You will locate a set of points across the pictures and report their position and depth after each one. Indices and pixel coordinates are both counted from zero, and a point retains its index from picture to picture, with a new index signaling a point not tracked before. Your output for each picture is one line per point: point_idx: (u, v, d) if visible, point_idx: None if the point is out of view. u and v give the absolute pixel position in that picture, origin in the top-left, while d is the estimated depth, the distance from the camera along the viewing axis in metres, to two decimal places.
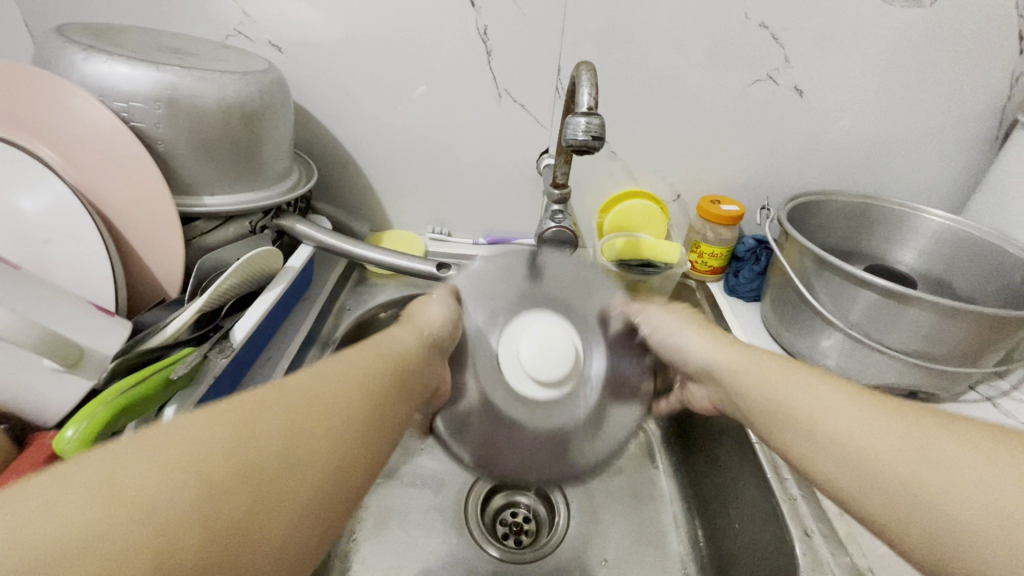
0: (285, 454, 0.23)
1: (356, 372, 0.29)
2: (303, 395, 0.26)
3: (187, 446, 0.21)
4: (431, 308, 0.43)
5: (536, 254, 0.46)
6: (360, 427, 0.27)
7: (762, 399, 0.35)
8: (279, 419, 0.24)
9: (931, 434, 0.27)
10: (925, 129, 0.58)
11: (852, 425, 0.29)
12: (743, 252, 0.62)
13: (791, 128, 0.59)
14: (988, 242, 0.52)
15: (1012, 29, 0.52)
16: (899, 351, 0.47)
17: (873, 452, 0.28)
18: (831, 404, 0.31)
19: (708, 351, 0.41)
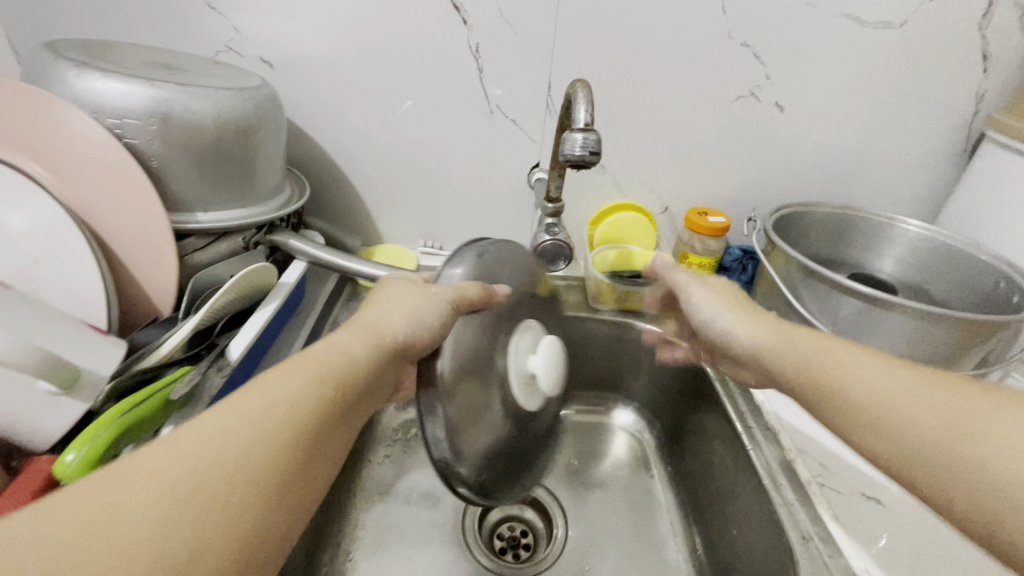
0: (191, 513, 0.20)
1: (289, 398, 0.26)
2: (215, 439, 0.23)
3: (64, 524, 0.18)
4: (395, 306, 0.33)
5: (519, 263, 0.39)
6: (286, 469, 0.24)
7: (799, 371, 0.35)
8: (187, 469, 0.21)
9: (985, 412, 0.27)
10: (899, 142, 0.61)
11: (907, 406, 0.29)
12: (730, 262, 0.64)
13: (773, 142, 0.62)
14: (962, 249, 0.54)
15: (975, 48, 0.55)
16: (885, 355, 0.49)
17: (932, 435, 0.28)
18: (872, 372, 0.32)
19: (755, 332, 0.38)
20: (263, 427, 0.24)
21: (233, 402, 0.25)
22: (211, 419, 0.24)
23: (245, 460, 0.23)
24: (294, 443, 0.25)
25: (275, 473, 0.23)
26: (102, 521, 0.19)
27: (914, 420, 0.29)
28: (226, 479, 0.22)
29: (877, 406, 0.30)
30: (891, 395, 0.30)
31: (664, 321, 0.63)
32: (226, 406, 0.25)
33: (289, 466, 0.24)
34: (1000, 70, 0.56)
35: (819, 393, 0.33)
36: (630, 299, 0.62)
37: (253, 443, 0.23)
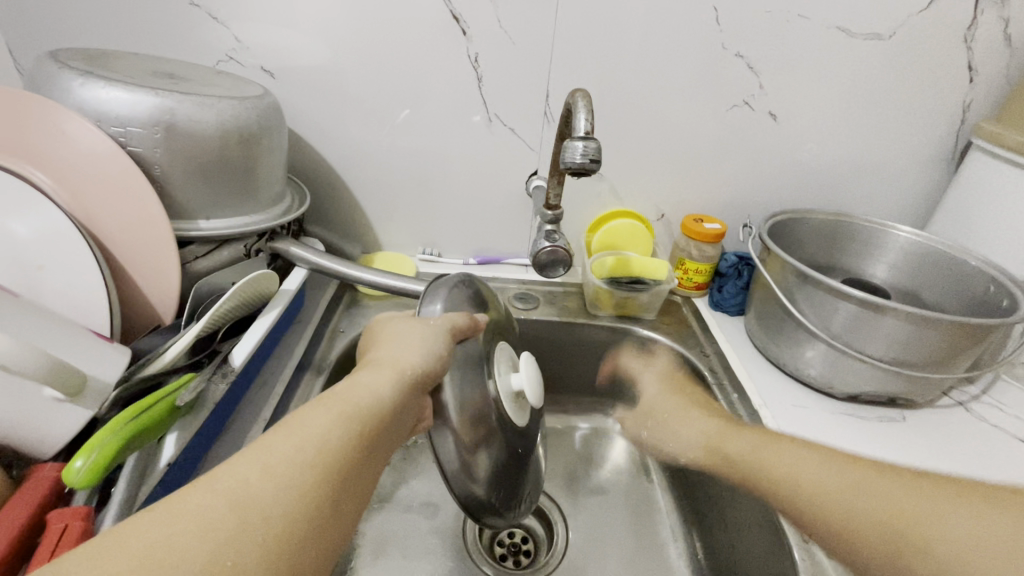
0: (296, 509, 0.24)
1: (347, 409, 0.30)
2: (302, 446, 0.26)
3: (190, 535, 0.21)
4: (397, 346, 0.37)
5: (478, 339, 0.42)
6: (364, 465, 0.28)
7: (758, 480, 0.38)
8: (282, 479, 0.24)
9: (931, 500, 0.30)
10: (888, 151, 0.62)
11: (857, 496, 0.32)
12: (726, 268, 0.65)
13: (766, 150, 0.63)
14: (953, 255, 0.55)
15: (961, 61, 0.57)
16: (879, 359, 0.49)
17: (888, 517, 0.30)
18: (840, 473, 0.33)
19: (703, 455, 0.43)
20: (339, 430, 0.28)
21: (298, 415, 0.28)
22: (282, 431, 0.27)
23: (330, 453, 0.27)
24: (361, 444, 0.29)
25: (354, 463, 0.28)
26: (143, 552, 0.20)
27: (866, 501, 0.31)
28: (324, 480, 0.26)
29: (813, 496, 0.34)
30: (833, 482, 0.33)
31: (661, 327, 0.63)
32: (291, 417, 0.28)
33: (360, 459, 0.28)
34: (985, 81, 0.58)
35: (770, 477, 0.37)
36: (628, 304, 0.63)
37: (330, 438, 0.27)
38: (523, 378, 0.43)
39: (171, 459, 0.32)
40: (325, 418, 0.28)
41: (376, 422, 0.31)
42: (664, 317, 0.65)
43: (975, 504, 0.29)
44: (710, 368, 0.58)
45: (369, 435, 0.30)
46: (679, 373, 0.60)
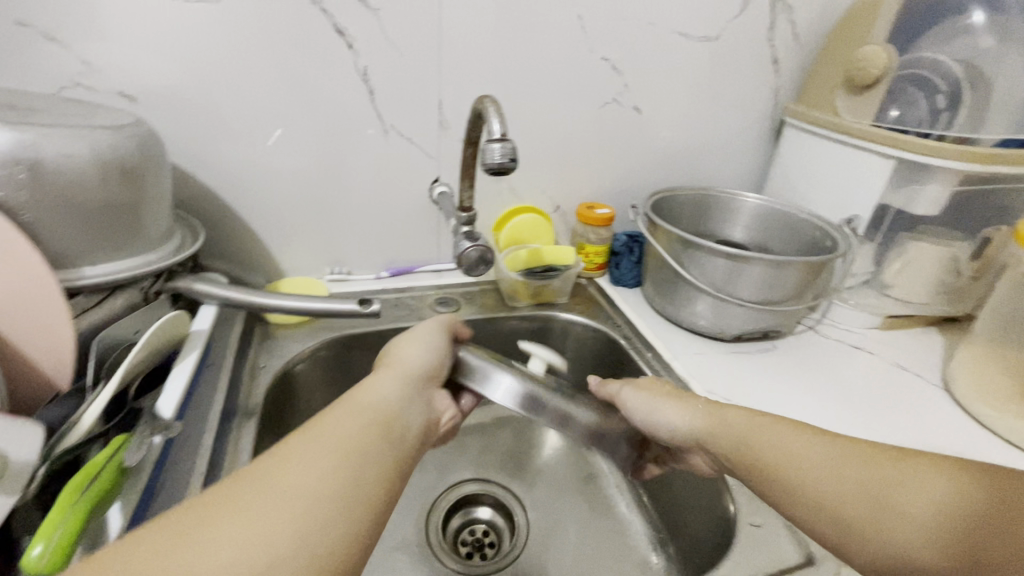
0: None
1: (354, 425, 0.32)
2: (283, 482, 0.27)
3: None
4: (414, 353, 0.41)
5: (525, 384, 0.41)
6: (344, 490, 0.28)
7: (735, 448, 0.40)
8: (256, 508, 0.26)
9: (894, 471, 0.35)
10: (727, 131, 0.75)
11: (841, 469, 0.36)
12: (619, 247, 0.72)
13: (636, 139, 0.71)
14: (787, 212, 0.69)
15: (769, 55, 0.70)
16: (753, 301, 0.60)
17: (853, 492, 0.35)
18: (818, 456, 0.37)
19: (684, 416, 0.43)
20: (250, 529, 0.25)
21: (315, 426, 0.31)
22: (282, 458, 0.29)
23: (274, 530, 0.25)
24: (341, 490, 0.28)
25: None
26: None
27: (844, 475, 0.35)
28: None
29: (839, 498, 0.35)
30: (823, 458, 0.36)
31: (575, 307, 0.69)
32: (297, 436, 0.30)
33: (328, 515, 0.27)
34: (787, 71, 0.72)
35: (753, 464, 0.39)
36: (543, 292, 0.67)
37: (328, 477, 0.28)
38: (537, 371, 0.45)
39: (121, 530, 0.30)
40: (343, 426, 0.32)
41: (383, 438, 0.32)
42: (574, 299, 0.71)
43: (939, 477, 0.34)
44: (625, 335, 0.65)
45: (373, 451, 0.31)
46: (596, 344, 0.67)
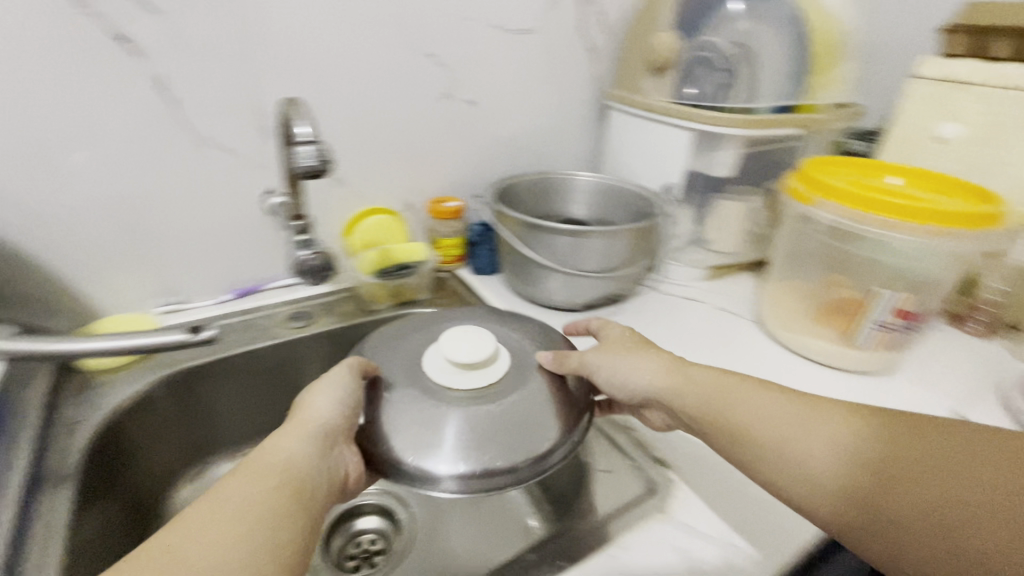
0: None
1: (253, 497, 0.31)
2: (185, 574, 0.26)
3: None
4: (319, 399, 0.39)
5: (497, 429, 0.39)
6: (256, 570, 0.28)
7: (727, 422, 0.38)
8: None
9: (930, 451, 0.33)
10: (558, 117, 0.80)
11: (864, 457, 0.34)
12: (475, 237, 0.74)
13: (475, 130, 0.74)
14: (616, 186, 0.75)
15: (583, 44, 0.76)
16: (595, 271, 0.65)
17: (879, 490, 0.33)
18: (825, 442, 0.35)
19: (656, 376, 0.42)
20: None
21: (213, 496, 0.30)
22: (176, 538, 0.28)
23: None
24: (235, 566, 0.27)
25: None
26: None
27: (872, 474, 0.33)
28: None
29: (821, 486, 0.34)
30: (842, 445, 0.35)
31: (438, 301, 0.70)
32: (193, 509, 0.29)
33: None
34: (602, 57, 0.79)
35: (750, 454, 0.37)
36: (402, 290, 0.67)
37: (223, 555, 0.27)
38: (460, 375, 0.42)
39: None
40: (241, 495, 0.30)
41: (287, 505, 0.31)
42: (437, 293, 0.72)
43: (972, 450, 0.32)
44: None
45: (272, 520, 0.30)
46: None
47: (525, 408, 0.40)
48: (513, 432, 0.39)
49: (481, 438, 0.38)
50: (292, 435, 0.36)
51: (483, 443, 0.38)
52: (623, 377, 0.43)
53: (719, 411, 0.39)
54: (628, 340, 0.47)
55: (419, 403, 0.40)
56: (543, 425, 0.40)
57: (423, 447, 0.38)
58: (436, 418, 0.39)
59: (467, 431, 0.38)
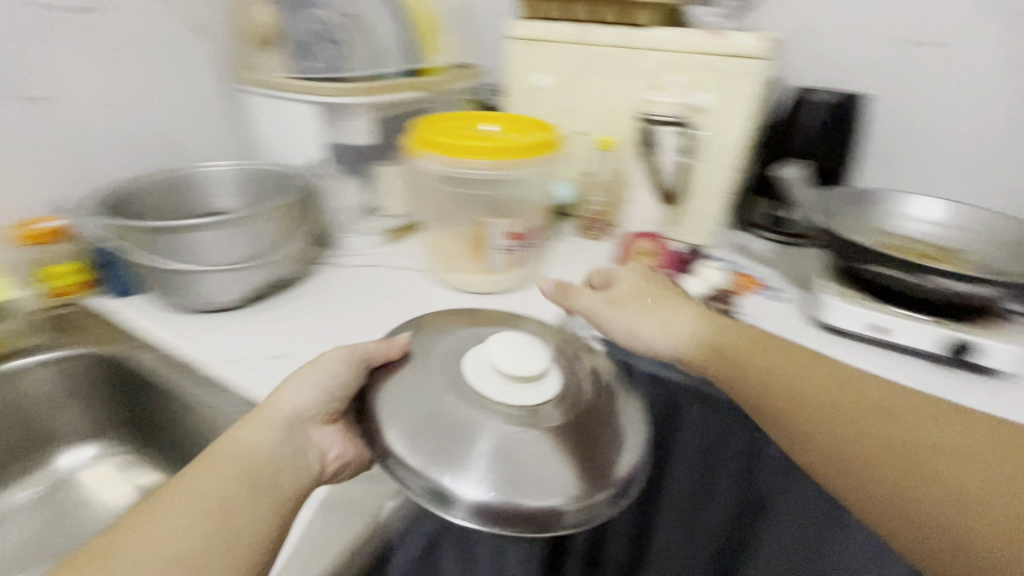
0: None
1: (216, 481, 0.34)
2: (179, 525, 0.31)
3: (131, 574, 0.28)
4: (290, 394, 0.41)
5: (517, 463, 0.36)
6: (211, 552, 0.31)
7: (714, 349, 0.51)
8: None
9: (883, 412, 0.42)
10: (176, 105, 0.72)
11: (797, 371, 0.46)
12: (102, 259, 0.62)
13: (56, 133, 0.61)
14: (259, 169, 0.71)
15: (177, 22, 0.69)
16: (246, 261, 0.61)
17: (817, 398, 0.44)
18: (722, 338, 0.51)
19: (679, 345, 0.52)
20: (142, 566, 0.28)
21: (180, 481, 0.33)
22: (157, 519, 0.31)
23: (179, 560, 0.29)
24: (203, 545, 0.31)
25: None
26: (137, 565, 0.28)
27: (814, 384, 0.45)
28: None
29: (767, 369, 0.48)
30: (783, 365, 0.47)
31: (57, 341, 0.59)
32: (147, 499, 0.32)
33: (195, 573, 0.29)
34: (210, 36, 0.73)
35: (728, 362, 0.49)
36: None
37: (183, 537, 0.30)
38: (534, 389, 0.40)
39: None
40: (200, 483, 0.33)
41: (260, 489, 0.35)
42: (59, 333, 0.60)
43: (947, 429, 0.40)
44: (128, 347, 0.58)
45: (237, 507, 0.33)
46: (102, 370, 0.60)
47: (548, 441, 0.38)
48: (516, 472, 0.36)
49: (540, 433, 0.38)
50: (251, 425, 0.38)
51: (505, 489, 0.35)
52: (631, 335, 0.54)
53: (732, 341, 0.50)
54: (641, 285, 0.58)
55: (435, 391, 0.39)
56: (546, 477, 0.36)
57: (463, 442, 0.37)
58: (486, 388, 0.40)
59: (527, 428, 0.38)
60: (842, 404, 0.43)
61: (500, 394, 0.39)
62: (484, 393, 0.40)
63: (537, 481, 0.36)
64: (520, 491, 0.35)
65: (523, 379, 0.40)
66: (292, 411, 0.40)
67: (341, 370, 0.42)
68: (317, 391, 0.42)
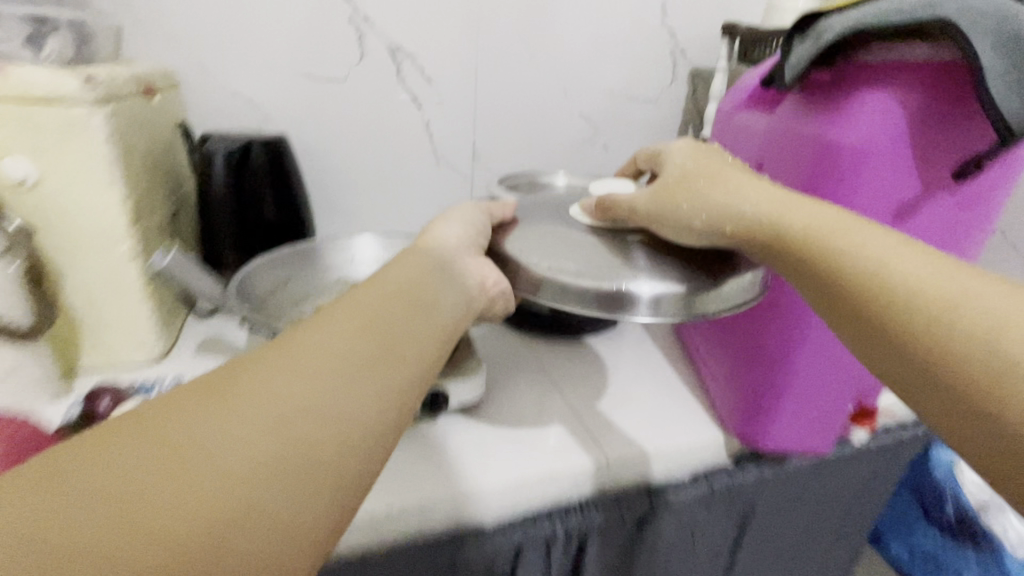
0: (244, 467, 0.28)
1: (315, 376, 0.32)
2: (281, 412, 0.30)
3: (123, 482, 0.25)
4: (449, 228, 0.52)
5: (647, 272, 0.49)
6: (344, 462, 0.31)
7: (732, 220, 0.47)
8: (94, 532, 0.23)
9: (919, 269, 0.39)
10: None
11: (834, 224, 0.43)
12: None
13: None
14: None
15: None
16: None
17: (867, 260, 0.40)
18: (749, 185, 0.49)
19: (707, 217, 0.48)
20: (256, 449, 0.28)
21: (305, 334, 0.35)
22: (245, 384, 0.30)
23: (307, 439, 0.30)
24: (242, 492, 0.27)
25: (277, 483, 0.28)
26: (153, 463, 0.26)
27: (824, 229, 0.43)
28: (268, 472, 0.28)
29: (736, 203, 0.47)
30: (828, 216, 0.44)
31: None
32: (201, 392, 0.30)
33: (217, 542, 0.26)
34: None
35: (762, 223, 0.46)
36: None
37: (230, 468, 0.27)
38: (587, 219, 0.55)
39: None
40: (332, 329, 0.35)
41: (367, 382, 0.34)
42: None
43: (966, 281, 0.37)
44: None
45: (323, 411, 0.31)
46: None
47: (632, 266, 0.49)
48: (677, 269, 0.49)
49: (631, 271, 0.49)
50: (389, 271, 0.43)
51: (660, 294, 0.47)
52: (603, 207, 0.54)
53: (713, 185, 0.49)
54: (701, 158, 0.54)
55: (568, 236, 0.53)
56: (665, 280, 0.48)
57: (597, 277, 0.48)
58: (566, 241, 0.52)
59: (624, 268, 0.49)
60: (864, 280, 0.40)
61: (602, 220, 0.54)
62: (566, 226, 0.55)
63: (658, 285, 0.48)
64: (670, 279, 0.48)
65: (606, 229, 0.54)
66: (412, 304, 0.40)
67: (479, 221, 0.54)
68: (465, 228, 0.52)
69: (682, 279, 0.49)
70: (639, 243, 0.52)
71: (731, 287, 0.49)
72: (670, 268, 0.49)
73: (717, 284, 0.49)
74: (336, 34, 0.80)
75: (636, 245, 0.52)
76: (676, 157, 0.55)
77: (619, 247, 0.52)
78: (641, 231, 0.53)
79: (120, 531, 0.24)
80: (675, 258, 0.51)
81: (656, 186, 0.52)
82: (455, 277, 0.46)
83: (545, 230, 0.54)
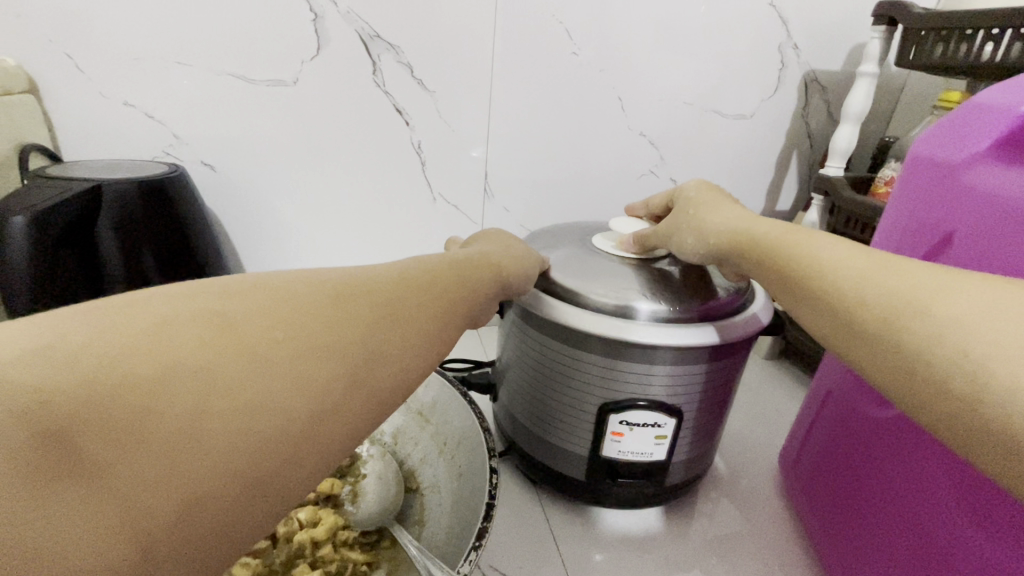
0: (324, 368, 0.20)
1: (379, 325, 0.23)
2: (349, 304, 0.23)
3: (177, 393, 0.17)
4: (511, 245, 0.39)
5: (654, 287, 0.39)
6: (420, 336, 0.25)
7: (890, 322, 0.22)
8: (92, 414, 0.16)
9: None
10: None
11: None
12: None
13: None
14: None
15: None
16: None
17: None
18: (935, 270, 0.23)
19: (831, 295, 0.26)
20: (326, 334, 0.21)
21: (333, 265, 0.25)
22: (322, 295, 0.22)
23: (379, 329, 0.23)
24: (292, 421, 0.19)
25: (361, 369, 0.22)
26: (206, 356, 0.18)
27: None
28: (358, 366, 0.21)
29: (808, 251, 0.30)
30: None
31: None
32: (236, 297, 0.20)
33: (220, 517, 0.17)
34: None
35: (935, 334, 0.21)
36: None
37: (285, 408, 0.19)
38: (611, 248, 0.43)
39: None
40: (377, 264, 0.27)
41: (423, 284, 0.27)
42: None
43: None
44: None
45: (381, 366, 0.22)
46: None
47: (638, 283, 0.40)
48: (686, 290, 0.40)
49: (632, 279, 0.40)
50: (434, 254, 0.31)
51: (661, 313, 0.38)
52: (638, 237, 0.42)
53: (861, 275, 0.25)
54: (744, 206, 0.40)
55: (598, 261, 0.42)
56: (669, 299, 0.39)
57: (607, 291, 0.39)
58: (564, 254, 0.43)
59: (626, 275, 0.40)
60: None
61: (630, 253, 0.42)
62: (573, 245, 0.44)
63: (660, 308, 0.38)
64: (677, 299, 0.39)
65: (630, 255, 0.42)
66: (470, 297, 0.29)
67: (527, 250, 0.40)
68: (523, 249, 0.39)
69: (684, 295, 0.39)
70: (666, 261, 0.42)
71: (734, 317, 0.40)
72: (676, 291, 0.39)
73: (720, 312, 0.39)
74: (281, 17, 0.53)
75: (660, 266, 0.42)
76: (685, 187, 0.44)
77: (643, 268, 0.41)
78: (671, 257, 0.43)
79: (166, 464, 0.16)
80: (690, 283, 0.40)
81: (697, 219, 0.40)
82: (499, 266, 0.34)
83: (562, 258, 0.43)
